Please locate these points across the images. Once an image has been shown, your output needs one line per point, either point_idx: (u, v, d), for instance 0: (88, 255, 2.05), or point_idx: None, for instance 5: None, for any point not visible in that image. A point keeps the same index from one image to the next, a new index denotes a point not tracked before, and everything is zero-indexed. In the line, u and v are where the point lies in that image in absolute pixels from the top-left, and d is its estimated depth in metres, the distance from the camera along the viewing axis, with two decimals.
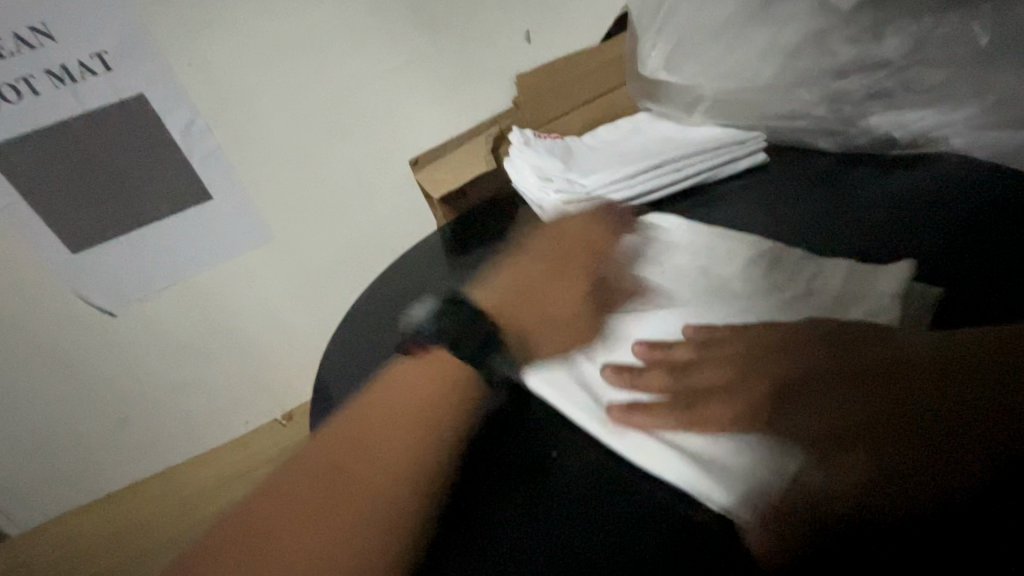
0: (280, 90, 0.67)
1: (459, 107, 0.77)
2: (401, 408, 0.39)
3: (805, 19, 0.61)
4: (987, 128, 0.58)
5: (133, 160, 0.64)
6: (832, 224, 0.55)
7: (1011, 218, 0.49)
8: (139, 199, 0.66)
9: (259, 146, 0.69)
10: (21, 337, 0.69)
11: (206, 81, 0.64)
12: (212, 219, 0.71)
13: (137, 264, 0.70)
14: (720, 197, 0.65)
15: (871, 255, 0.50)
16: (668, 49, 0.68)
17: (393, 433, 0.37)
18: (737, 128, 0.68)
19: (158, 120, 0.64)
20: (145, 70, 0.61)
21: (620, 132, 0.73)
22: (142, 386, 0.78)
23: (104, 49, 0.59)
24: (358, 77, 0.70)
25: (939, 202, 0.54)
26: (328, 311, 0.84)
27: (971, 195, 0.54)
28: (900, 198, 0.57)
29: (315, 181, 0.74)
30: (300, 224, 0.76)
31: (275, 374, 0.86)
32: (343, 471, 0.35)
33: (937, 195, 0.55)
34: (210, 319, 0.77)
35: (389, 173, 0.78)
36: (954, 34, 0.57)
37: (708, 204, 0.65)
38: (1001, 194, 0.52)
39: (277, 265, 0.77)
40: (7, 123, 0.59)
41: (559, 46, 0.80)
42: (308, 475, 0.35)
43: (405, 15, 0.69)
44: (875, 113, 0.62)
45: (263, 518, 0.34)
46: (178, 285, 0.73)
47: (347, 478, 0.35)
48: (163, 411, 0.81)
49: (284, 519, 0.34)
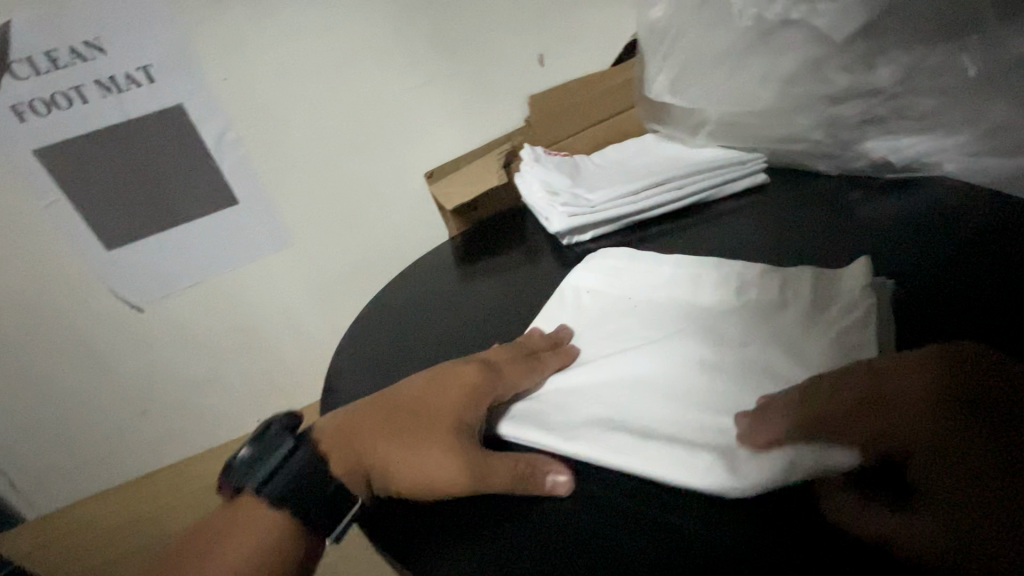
0: (307, 102, 0.72)
1: (474, 121, 0.82)
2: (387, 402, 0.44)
3: (802, 48, 0.60)
4: (980, 156, 0.59)
5: (169, 165, 0.70)
6: (826, 248, 0.57)
7: (1002, 244, 0.51)
8: (174, 201, 0.72)
9: (286, 152, 0.74)
10: (62, 324, 0.75)
11: (237, 94, 0.69)
12: (240, 220, 0.76)
13: (169, 261, 0.75)
14: (719, 216, 0.68)
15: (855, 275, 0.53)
16: (673, 74, 0.71)
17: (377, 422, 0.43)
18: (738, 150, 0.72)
19: (194, 128, 0.69)
20: (182, 84, 0.67)
21: (628, 151, 0.77)
22: (166, 375, 0.84)
23: (148, 62, 0.64)
24: (379, 94, 0.75)
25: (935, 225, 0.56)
26: (342, 310, 0.89)
27: (966, 220, 0.55)
28: (896, 221, 0.58)
29: (337, 187, 0.79)
30: (321, 228, 0.81)
31: (291, 369, 0.91)
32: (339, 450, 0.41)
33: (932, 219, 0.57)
34: (232, 314, 0.82)
35: (406, 181, 0.82)
36: (944, 65, 0.55)
37: (707, 222, 0.68)
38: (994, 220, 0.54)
39: (298, 266, 0.82)
40: (60, 129, 0.64)
41: (572, 65, 0.83)
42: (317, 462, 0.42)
43: (424, 35, 0.73)
44: (871, 138, 0.63)
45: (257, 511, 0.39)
46: (206, 281, 0.78)
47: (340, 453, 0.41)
48: (183, 401, 0.87)
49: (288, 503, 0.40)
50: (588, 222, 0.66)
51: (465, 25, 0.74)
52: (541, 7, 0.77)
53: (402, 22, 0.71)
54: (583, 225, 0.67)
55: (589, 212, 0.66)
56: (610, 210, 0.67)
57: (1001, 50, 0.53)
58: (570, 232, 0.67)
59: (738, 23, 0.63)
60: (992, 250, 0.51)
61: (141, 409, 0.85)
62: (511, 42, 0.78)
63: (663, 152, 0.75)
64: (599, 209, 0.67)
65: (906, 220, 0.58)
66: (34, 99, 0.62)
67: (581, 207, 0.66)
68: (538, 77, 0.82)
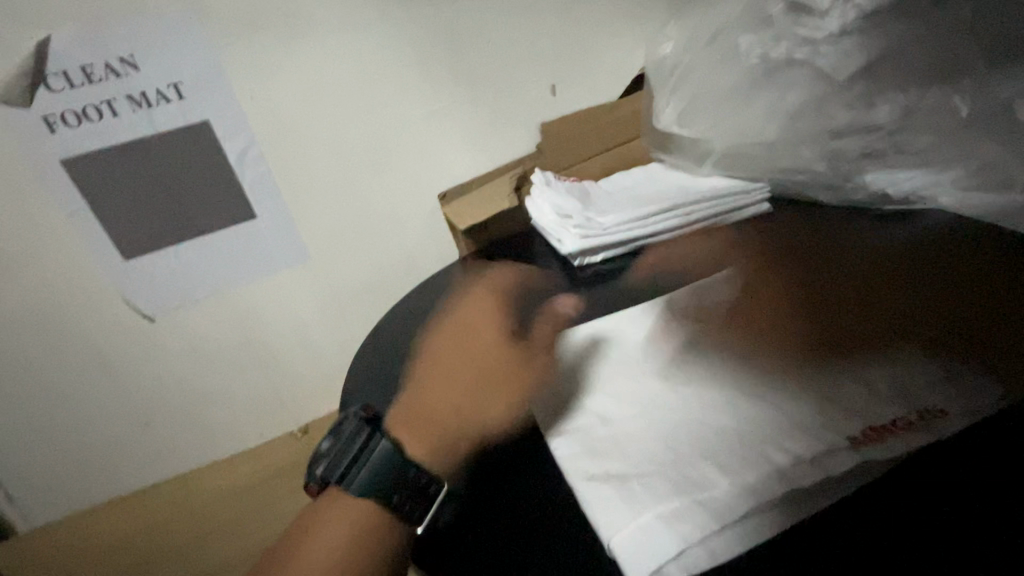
0: (329, 123, 0.75)
1: (487, 146, 0.84)
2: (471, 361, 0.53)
3: (805, 86, 0.64)
4: (974, 190, 0.61)
5: (190, 178, 0.71)
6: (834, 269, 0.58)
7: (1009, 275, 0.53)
8: (191, 213, 0.73)
9: (305, 171, 0.76)
10: (71, 333, 0.75)
11: (264, 112, 0.71)
12: (254, 236, 0.77)
13: (182, 273, 0.76)
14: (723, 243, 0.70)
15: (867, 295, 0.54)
16: (682, 106, 0.73)
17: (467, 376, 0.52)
18: (742, 180, 0.74)
19: (218, 144, 0.71)
20: (211, 101, 0.69)
21: (635, 179, 0.79)
22: (173, 386, 0.84)
23: (180, 80, 0.67)
24: (398, 117, 0.78)
25: (938, 253, 0.58)
26: (350, 328, 0.89)
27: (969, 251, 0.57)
28: (899, 248, 0.60)
29: (352, 206, 0.81)
30: (333, 246, 0.82)
31: (296, 387, 0.91)
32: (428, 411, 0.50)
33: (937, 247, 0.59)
34: (241, 328, 0.83)
35: (418, 202, 0.84)
36: (938, 105, 0.60)
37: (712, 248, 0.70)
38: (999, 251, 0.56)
39: (308, 283, 0.83)
40: (88, 139, 0.66)
41: (582, 96, 0.87)
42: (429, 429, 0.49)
43: (445, 64, 0.76)
44: (870, 171, 0.66)
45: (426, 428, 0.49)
46: (217, 294, 0.79)
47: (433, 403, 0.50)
48: (188, 414, 0.87)
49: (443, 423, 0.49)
50: (598, 244, 0.68)
51: (483, 54, 0.78)
52: (555, 40, 0.81)
53: (424, 49, 0.74)
54: (593, 247, 0.69)
55: (599, 235, 0.68)
56: (620, 235, 0.69)
57: (992, 95, 0.59)
58: (581, 253, 0.69)
59: (744, 61, 0.67)
60: (982, 277, 0.53)
61: (145, 420, 0.85)
62: (526, 72, 0.81)
63: (670, 180, 0.77)
64: (609, 232, 0.69)
65: (899, 244, 0.60)
66: (68, 110, 0.64)
67: (591, 230, 0.68)
68: (549, 106, 0.85)
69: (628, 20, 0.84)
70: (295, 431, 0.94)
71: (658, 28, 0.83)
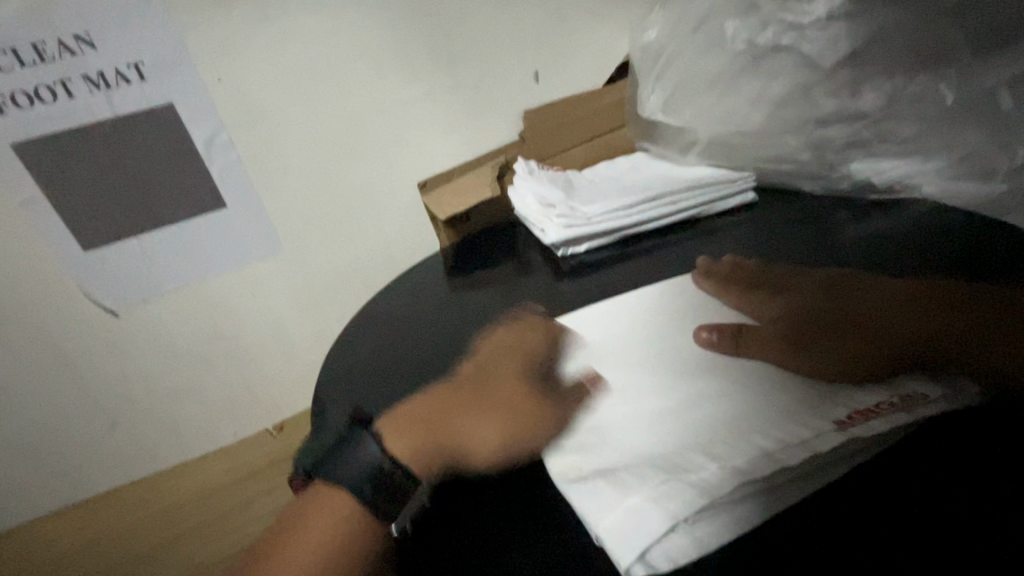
0: (303, 108, 0.71)
1: (469, 134, 0.82)
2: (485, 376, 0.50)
3: (791, 73, 0.63)
4: (958, 180, 0.61)
5: (154, 165, 0.68)
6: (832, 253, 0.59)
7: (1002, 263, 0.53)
8: (155, 202, 0.69)
9: (277, 158, 0.73)
10: (28, 328, 0.71)
11: (231, 96, 0.68)
12: (223, 226, 0.74)
13: (146, 266, 0.73)
14: (708, 232, 0.69)
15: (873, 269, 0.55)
16: (667, 93, 0.72)
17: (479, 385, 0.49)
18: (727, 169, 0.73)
19: (184, 128, 0.67)
20: (175, 82, 0.65)
21: (620, 167, 0.78)
22: (140, 385, 0.80)
23: (141, 60, 0.63)
24: (375, 103, 0.75)
25: (922, 242, 0.58)
26: (327, 322, 0.87)
27: (952, 241, 0.57)
28: (883, 237, 0.60)
29: (328, 195, 0.78)
30: (307, 237, 0.79)
31: (270, 383, 0.88)
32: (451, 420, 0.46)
33: (921, 237, 0.59)
34: (212, 323, 0.79)
35: (397, 191, 0.81)
36: (922, 93, 0.59)
37: (697, 237, 0.68)
38: (984, 240, 0.56)
39: (282, 275, 0.80)
40: (41, 122, 0.62)
41: (566, 84, 0.85)
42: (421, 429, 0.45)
43: (424, 47, 0.73)
44: (855, 160, 0.65)
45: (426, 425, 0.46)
46: (184, 287, 0.76)
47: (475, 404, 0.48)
48: (157, 413, 0.83)
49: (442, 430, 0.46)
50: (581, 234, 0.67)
51: (464, 38, 0.75)
52: (538, 25, 0.79)
53: (400, 32, 0.72)
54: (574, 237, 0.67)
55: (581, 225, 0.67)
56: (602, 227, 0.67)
57: (976, 84, 0.58)
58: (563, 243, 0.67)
59: (730, 47, 0.66)
60: (965, 266, 0.53)
61: (111, 420, 0.81)
62: (508, 57, 0.79)
63: (657, 172, 0.75)
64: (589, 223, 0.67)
65: (881, 232, 0.61)
66: (17, 91, 0.60)
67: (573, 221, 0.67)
68: (532, 93, 0.83)
69: (612, 5, 0.82)
70: (271, 429, 0.92)
71: (642, 14, 0.81)
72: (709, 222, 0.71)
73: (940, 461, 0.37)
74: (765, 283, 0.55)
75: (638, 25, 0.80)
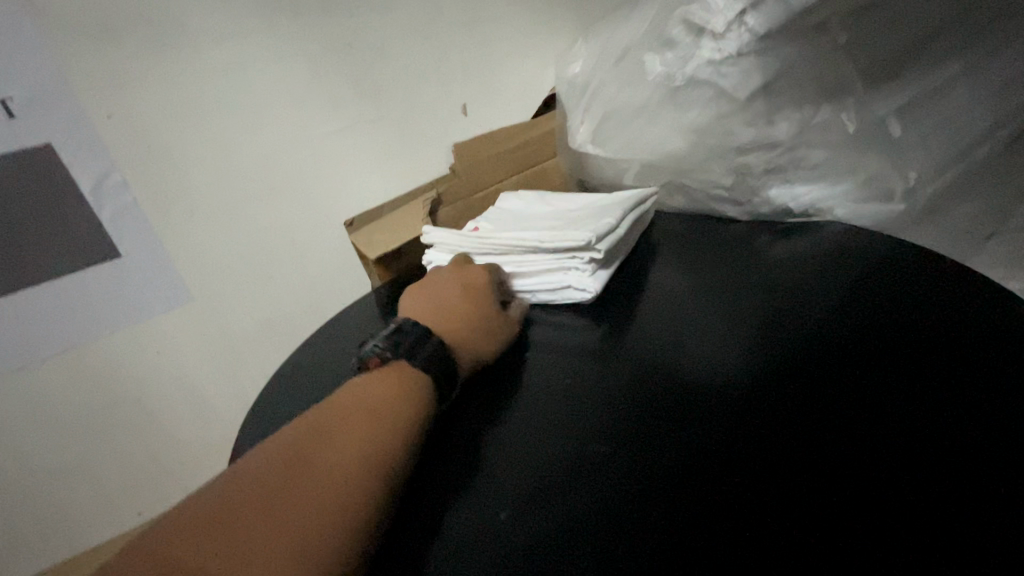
0: (211, 142, 0.66)
1: (399, 169, 0.79)
2: (324, 456, 0.38)
3: (707, 106, 0.65)
4: (864, 202, 0.64)
5: (26, 213, 0.59)
6: (765, 267, 0.59)
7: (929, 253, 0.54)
8: (28, 256, 0.60)
9: (185, 201, 0.66)
10: None
11: (123, 133, 0.61)
12: (115, 279, 0.65)
13: (19, 331, 0.63)
14: (657, 244, 0.69)
15: (795, 284, 0.55)
16: (595, 124, 0.74)
17: (332, 446, 0.39)
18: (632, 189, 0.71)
19: (65, 170, 0.59)
20: (53, 119, 0.58)
21: (529, 201, 0.73)
22: (15, 470, 0.67)
23: (8, 95, 0.55)
24: (293, 136, 0.70)
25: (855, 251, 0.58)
26: (250, 376, 0.78)
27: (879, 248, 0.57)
28: (814, 253, 0.60)
29: (246, 237, 0.71)
30: (222, 286, 0.72)
31: (183, 455, 0.78)
32: (290, 470, 0.37)
33: (848, 247, 0.59)
34: (109, 389, 0.70)
35: (322, 231, 0.76)
36: (828, 121, 0.62)
37: (652, 254, 0.67)
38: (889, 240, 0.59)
39: (193, 330, 0.72)
40: None
41: (497, 117, 0.85)
42: (263, 475, 0.37)
43: (346, 78, 0.71)
44: (773, 186, 0.66)
45: (242, 493, 0.35)
46: (69, 352, 0.66)
47: (309, 467, 0.37)
48: (40, 502, 0.70)
49: (246, 515, 0.34)
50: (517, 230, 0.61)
51: (387, 72, 0.73)
52: (463, 59, 0.78)
53: (322, 68, 0.69)
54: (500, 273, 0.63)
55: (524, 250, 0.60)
56: (538, 235, 0.59)
57: (870, 112, 0.61)
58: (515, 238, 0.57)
59: (648, 79, 0.68)
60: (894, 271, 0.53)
61: None
62: (435, 90, 0.78)
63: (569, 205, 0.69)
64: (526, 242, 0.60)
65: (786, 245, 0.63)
66: None
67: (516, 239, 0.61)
68: (461, 126, 0.82)
69: (534, 41, 0.84)
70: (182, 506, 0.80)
71: (565, 49, 0.83)
72: (657, 233, 0.72)
73: (800, 312, 0.51)
74: (668, 308, 0.57)
75: (562, 61, 0.82)
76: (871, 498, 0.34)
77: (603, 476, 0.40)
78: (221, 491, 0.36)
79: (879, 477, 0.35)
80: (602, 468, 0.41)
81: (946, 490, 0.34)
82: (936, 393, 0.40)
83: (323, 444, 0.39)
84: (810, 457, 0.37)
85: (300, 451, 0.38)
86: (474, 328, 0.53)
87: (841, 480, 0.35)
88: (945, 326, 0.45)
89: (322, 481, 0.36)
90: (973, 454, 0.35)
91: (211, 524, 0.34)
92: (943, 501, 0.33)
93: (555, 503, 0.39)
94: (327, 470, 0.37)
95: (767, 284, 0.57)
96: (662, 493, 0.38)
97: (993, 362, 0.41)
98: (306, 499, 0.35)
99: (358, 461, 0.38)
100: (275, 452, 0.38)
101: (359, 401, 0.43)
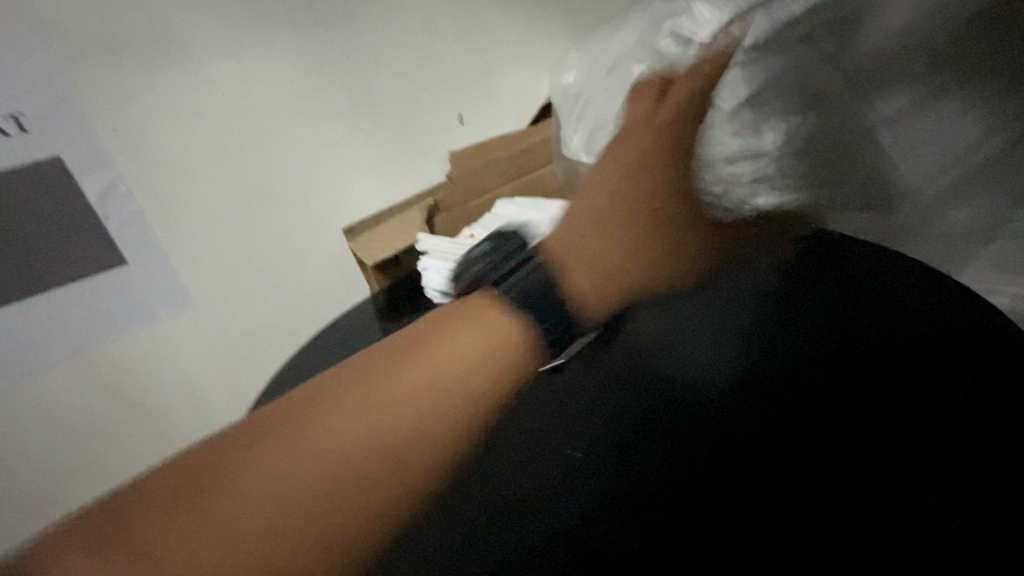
0: (214, 155, 0.68)
1: (397, 177, 0.81)
2: (370, 430, 0.42)
3: None
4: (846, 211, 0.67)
5: (37, 223, 0.61)
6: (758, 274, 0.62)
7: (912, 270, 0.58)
8: (39, 264, 0.63)
9: (189, 211, 0.69)
10: None
11: (129, 146, 0.63)
12: (124, 286, 0.68)
13: (31, 337, 0.65)
14: None
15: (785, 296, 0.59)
16: (588, 131, 0.75)
17: (387, 409, 0.43)
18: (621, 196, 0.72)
19: (75, 183, 0.62)
20: (62, 133, 0.60)
21: (522, 208, 0.74)
22: (28, 470, 0.70)
23: (21, 111, 0.58)
24: (292, 148, 0.72)
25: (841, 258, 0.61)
26: (253, 378, 0.81)
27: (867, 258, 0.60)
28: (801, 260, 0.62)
29: (250, 246, 0.74)
30: (225, 292, 0.74)
31: None
32: (327, 436, 0.42)
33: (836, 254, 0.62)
34: (118, 392, 0.72)
35: (322, 238, 0.78)
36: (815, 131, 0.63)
37: None
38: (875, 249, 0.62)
39: (198, 335, 0.75)
40: None
41: (493, 124, 0.86)
42: (296, 435, 0.42)
43: (344, 89, 0.73)
44: None
45: (283, 444, 0.41)
46: (80, 356, 0.68)
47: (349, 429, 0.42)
48: (50, 498, 0.73)
49: (263, 486, 0.39)
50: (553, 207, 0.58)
51: (384, 83, 0.75)
52: (459, 69, 0.80)
53: (322, 80, 0.71)
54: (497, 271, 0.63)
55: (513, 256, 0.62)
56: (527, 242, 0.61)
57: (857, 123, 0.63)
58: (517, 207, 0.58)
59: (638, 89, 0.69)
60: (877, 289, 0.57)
61: None
62: (432, 99, 0.79)
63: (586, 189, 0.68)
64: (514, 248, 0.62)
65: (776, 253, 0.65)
66: None
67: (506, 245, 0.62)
68: (458, 134, 0.83)
69: (529, 50, 0.85)
70: None
71: (559, 59, 0.85)
72: None
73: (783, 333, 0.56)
74: (663, 317, 0.60)
75: (556, 70, 0.83)
76: (811, 527, 0.42)
77: (586, 500, 0.48)
78: (266, 433, 0.42)
79: (800, 500, 0.44)
80: (586, 495, 0.48)
81: (886, 531, 0.41)
82: (884, 434, 0.46)
83: (376, 400, 0.44)
84: (770, 497, 0.44)
85: (336, 421, 0.42)
86: (473, 344, 0.47)
87: (788, 518, 0.43)
88: (893, 354, 0.51)
89: (353, 463, 0.41)
90: (901, 492, 0.43)
91: (215, 483, 0.40)
92: (862, 535, 0.41)
93: (551, 522, 0.47)
94: (357, 457, 0.41)
95: (770, 298, 0.59)
96: (637, 514, 0.46)
97: (936, 402, 0.47)
98: (339, 466, 0.41)
99: (392, 453, 0.42)
100: (318, 403, 0.43)
101: (415, 361, 0.46)
